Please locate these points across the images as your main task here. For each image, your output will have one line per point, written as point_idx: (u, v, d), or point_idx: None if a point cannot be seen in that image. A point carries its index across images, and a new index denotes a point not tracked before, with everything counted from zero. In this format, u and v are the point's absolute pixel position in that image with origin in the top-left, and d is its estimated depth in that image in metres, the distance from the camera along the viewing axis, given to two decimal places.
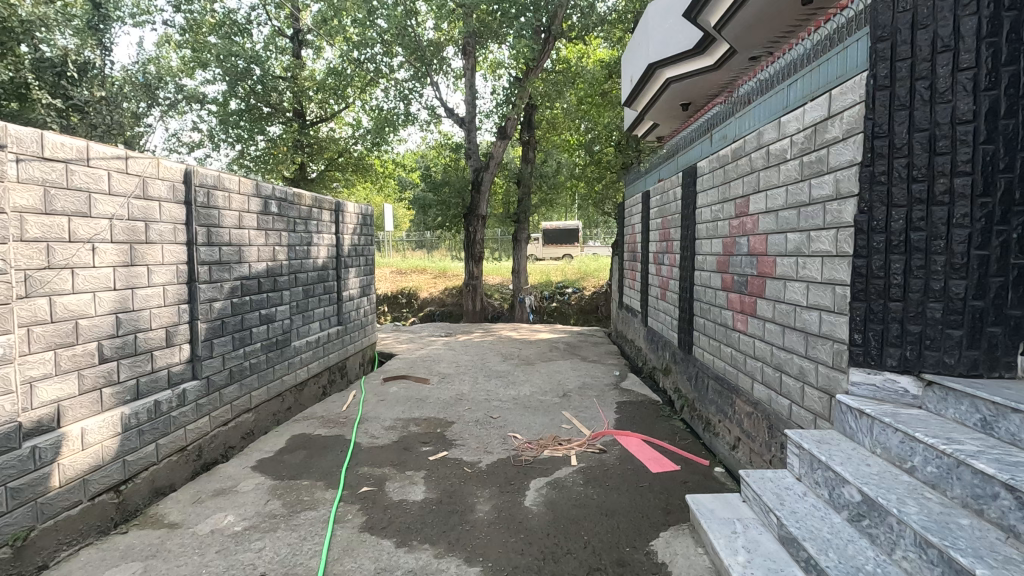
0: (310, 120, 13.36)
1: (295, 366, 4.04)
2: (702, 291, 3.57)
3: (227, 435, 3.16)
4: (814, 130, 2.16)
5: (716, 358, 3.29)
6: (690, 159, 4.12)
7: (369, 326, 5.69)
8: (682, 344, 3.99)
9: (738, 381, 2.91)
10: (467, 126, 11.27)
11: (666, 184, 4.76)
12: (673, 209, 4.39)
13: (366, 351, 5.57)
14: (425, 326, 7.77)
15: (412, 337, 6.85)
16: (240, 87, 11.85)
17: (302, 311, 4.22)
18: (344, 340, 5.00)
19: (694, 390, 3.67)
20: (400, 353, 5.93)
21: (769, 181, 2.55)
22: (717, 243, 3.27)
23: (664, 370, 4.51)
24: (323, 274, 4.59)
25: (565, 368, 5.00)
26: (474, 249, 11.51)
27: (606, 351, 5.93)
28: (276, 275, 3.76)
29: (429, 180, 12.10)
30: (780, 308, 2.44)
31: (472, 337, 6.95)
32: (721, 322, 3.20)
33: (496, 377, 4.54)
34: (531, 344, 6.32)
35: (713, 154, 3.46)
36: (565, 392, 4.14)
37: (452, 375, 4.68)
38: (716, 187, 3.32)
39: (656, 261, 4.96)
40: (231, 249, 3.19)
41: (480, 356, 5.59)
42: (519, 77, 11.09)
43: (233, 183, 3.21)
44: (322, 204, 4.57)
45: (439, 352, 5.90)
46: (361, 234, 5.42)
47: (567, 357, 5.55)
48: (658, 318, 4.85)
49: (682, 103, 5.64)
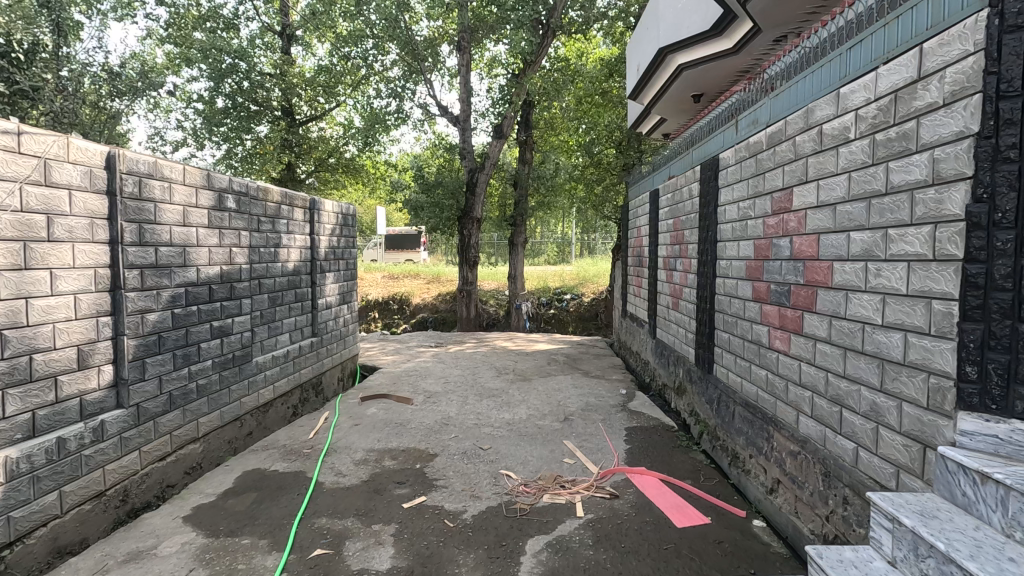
0: (300, 119, 12.89)
1: (257, 386, 3.52)
2: (726, 302, 3.08)
3: (165, 471, 2.65)
4: (894, 99, 1.67)
5: (744, 381, 2.81)
6: (708, 152, 3.64)
7: (349, 338, 5.18)
8: (700, 361, 3.51)
9: (776, 411, 2.43)
10: (462, 125, 10.81)
11: (678, 181, 4.29)
12: (688, 208, 3.91)
13: (345, 366, 5.06)
14: (415, 335, 7.26)
15: (400, 348, 6.33)
16: (224, 83, 11.39)
17: (268, 323, 3.72)
18: (319, 355, 4.49)
19: (716, 415, 3.19)
20: (384, 366, 5.42)
21: (823, 168, 2.06)
22: (748, 246, 2.79)
23: (677, 389, 4.01)
24: (294, 279, 4.09)
25: (565, 385, 4.50)
26: (469, 252, 11.00)
27: (609, 364, 5.44)
28: (233, 281, 3.25)
29: (421, 181, 11.63)
30: (838, 325, 1.96)
31: (464, 348, 6.44)
32: (752, 338, 2.72)
33: (489, 397, 4.03)
34: (528, 356, 5.82)
35: (740, 143, 2.98)
36: (566, 415, 3.63)
37: (439, 393, 4.18)
38: (746, 181, 2.83)
39: (667, 267, 4.48)
40: (171, 251, 2.68)
41: (472, 370, 5.08)
42: (517, 74, 10.66)
43: (174, 172, 2.72)
44: (293, 201, 4.07)
45: (427, 365, 5.40)
46: (341, 235, 4.93)
47: (567, 372, 5.05)
48: (669, 331, 4.36)
49: (694, 94, 5.19)
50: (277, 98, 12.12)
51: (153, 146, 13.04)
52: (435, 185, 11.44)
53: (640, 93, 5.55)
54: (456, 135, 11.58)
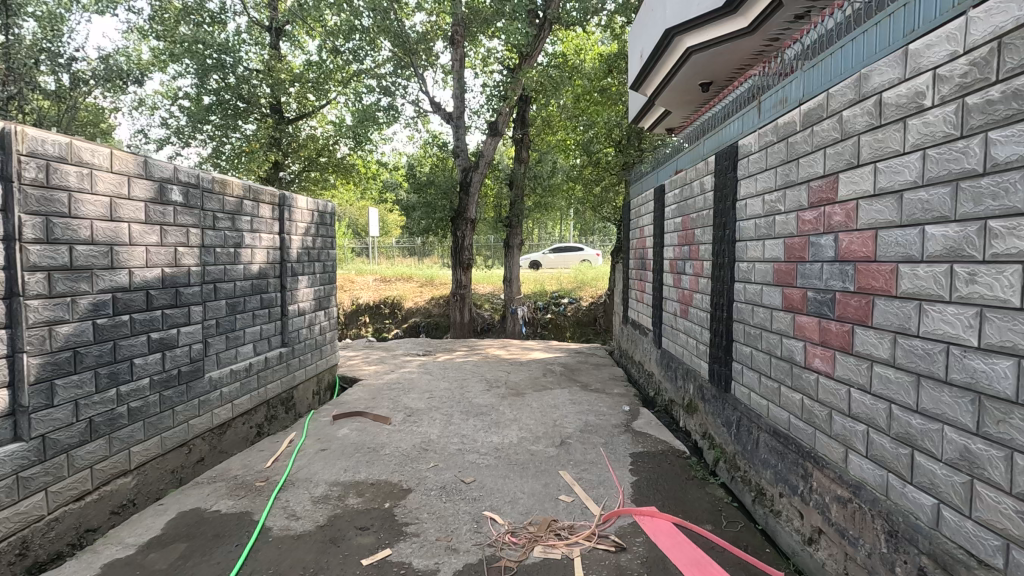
0: (289, 116, 12.49)
1: (210, 405, 3.09)
2: (748, 311, 2.66)
3: (84, 513, 2.22)
4: (996, 48, 1.26)
5: (772, 404, 2.39)
6: (723, 141, 3.23)
7: (326, 348, 4.74)
8: (714, 377, 3.09)
9: (816, 444, 2.01)
10: (454, 122, 10.43)
11: (685, 175, 3.89)
12: (700, 204, 3.49)
13: (320, 379, 4.63)
14: (402, 342, 6.83)
15: (385, 357, 5.91)
16: (209, 79, 10.98)
17: (227, 332, 3.29)
18: (289, 367, 4.06)
19: (735, 441, 2.77)
20: (365, 378, 4.99)
21: (885, 147, 1.65)
22: (777, 246, 2.37)
23: (687, 408, 3.59)
24: (259, 283, 3.66)
25: (562, 400, 4.07)
26: (462, 255, 10.58)
27: (610, 376, 5.02)
28: (180, 285, 2.82)
29: (413, 180, 11.23)
30: (907, 344, 1.54)
31: (454, 356, 6.02)
32: (782, 354, 2.30)
33: (476, 415, 3.61)
34: (522, 366, 5.40)
35: (766, 126, 2.56)
36: (563, 438, 3.21)
37: (421, 411, 3.76)
38: (773, 169, 2.42)
39: (674, 270, 4.06)
40: (92, 250, 2.25)
41: (460, 382, 4.66)
42: (512, 69, 10.28)
43: (98, 157, 2.29)
44: (258, 196, 3.65)
45: (411, 377, 4.97)
46: (316, 235, 4.52)
47: (564, 384, 4.63)
48: (677, 341, 3.94)
49: (702, 83, 4.79)
50: (265, 94, 11.74)
51: (137, 144, 12.65)
52: (427, 184, 11.05)
53: (643, 83, 5.15)
54: (449, 134, 11.19)
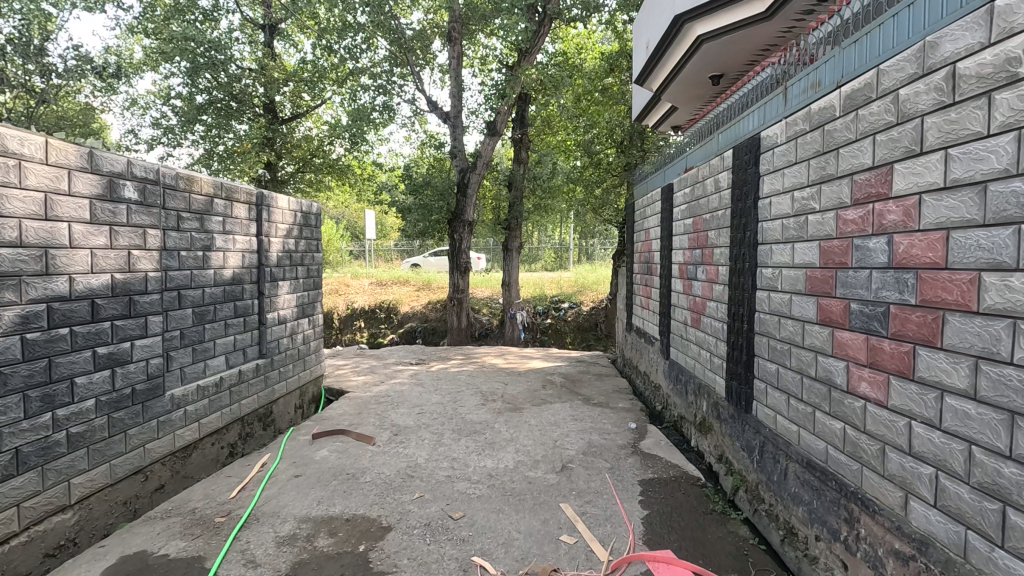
0: (283, 116, 12.23)
1: (172, 426, 2.78)
2: (774, 324, 2.36)
3: (7, 558, 1.91)
4: None
5: (804, 430, 2.09)
6: (742, 132, 2.91)
7: (309, 359, 4.43)
8: (732, 395, 2.78)
9: (865, 483, 1.70)
10: (451, 122, 10.15)
11: (696, 173, 3.59)
12: (713, 204, 3.19)
13: (302, 392, 4.32)
14: (394, 350, 6.53)
15: (375, 366, 5.60)
16: (200, 77, 10.71)
17: (193, 344, 2.98)
18: (267, 380, 3.75)
19: (758, 469, 2.46)
20: (352, 391, 4.68)
21: (960, 129, 1.35)
22: (811, 250, 2.07)
23: (700, 427, 3.28)
24: (232, 289, 3.36)
25: (563, 417, 3.76)
26: (460, 258, 10.29)
27: (614, 388, 4.72)
28: (136, 293, 2.51)
29: (408, 181, 10.92)
30: (997, 372, 1.24)
31: (449, 365, 5.72)
32: (818, 375, 1.99)
33: (468, 435, 3.30)
34: (520, 377, 5.09)
35: (795, 114, 2.25)
36: (564, 463, 2.90)
37: (409, 430, 3.45)
38: (805, 162, 2.12)
39: (683, 276, 3.76)
40: (19, 253, 1.95)
41: (453, 396, 4.34)
42: (511, 67, 9.99)
43: (29, 147, 2.00)
44: (231, 194, 3.35)
45: (402, 389, 4.66)
46: (298, 237, 4.22)
47: (565, 398, 4.31)
48: (687, 354, 3.64)
49: (713, 75, 4.49)
50: (258, 93, 11.48)
51: (129, 145, 12.39)
52: (423, 185, 10.74)
53: (649, 76, 4.86)
54: (446, 134, 10.91)
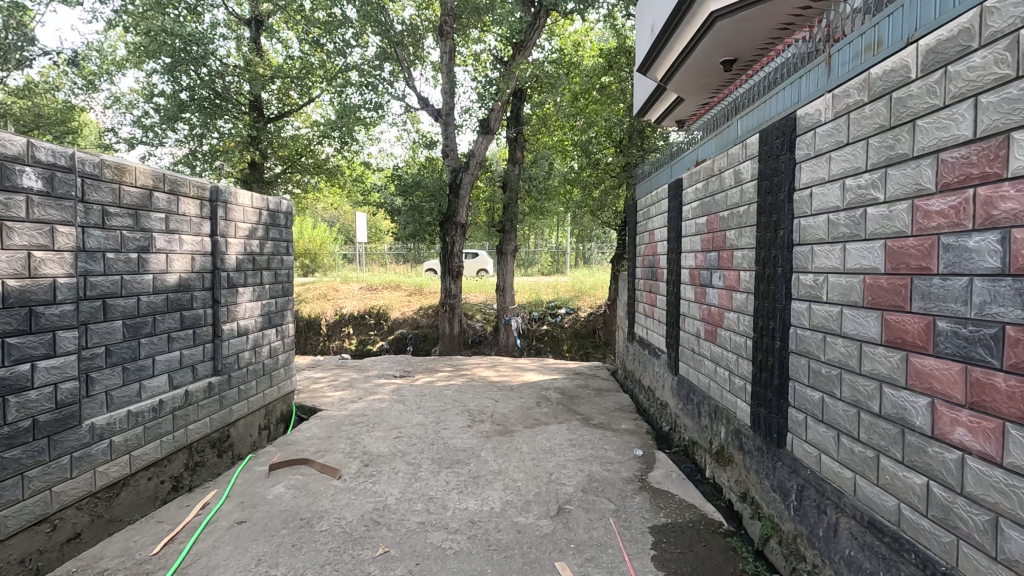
0: (270, 115, 11.81)
1: (94, 463, 2.32)
2: (818, 343, 1.93)
3: None
4: None
5: (864, 479, 1.66)
6: (766, 117, 2.50)
7: (277, 374, 3.98)
8: (759, 424, 2.36)
9: (964, 563, 1.27)
10: (443, 119, 9.72)
11: (710, 166, 3.16)
12: (733, 200, 2.76)
13: (268, 412, 3.87)
14: (378, 361, 6.07)
15: (355, 380, 5.14)
16: (182, 74, 10.30)
17: (123, 363, 2.53)
18: (223, 401, 3.29)
19: (797, 517, 2.02)
20: (326, 409, 4.23)
21: None
22: (871, 251, 1.64)
23: (718, 456, 2.85)
24: (178, 297, 2.92)
25: (559, 443, 3.31)
26: (452, 262, 9.86)
27: (616, 405, 4.28)
28: (37, 304, 2.05)
29: (398, 181, 10.43)
30: None
31: (436, 378, 5.27)
32: (885, 411, 1.56)
33: (449, 466, 2.85)
34: (513, 392, 4.65)
35: (844, 85, 1.82)
36: (560, 504, 2.45)
37: (383, 459, 3.00)
38: (862, 142, 1.69)
39: (695, 283, 3.34)
40: None
41: (437, 416, 3.89)
42: (506, 61, 9.56)
43: None
44: (178, 187, 2.92)
45: (381, 407, 4.21)
46: (263, 238, 3.77)
47: (561, 418, 3.87)
48: (700, 370, 3.22)
49: (726, 60, 4.08)
50: (244, 91, 11.07)
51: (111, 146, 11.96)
52: (413, 186, 10.21)
53: (655, 62, 4.45)
54: (438, 133, 10.50)
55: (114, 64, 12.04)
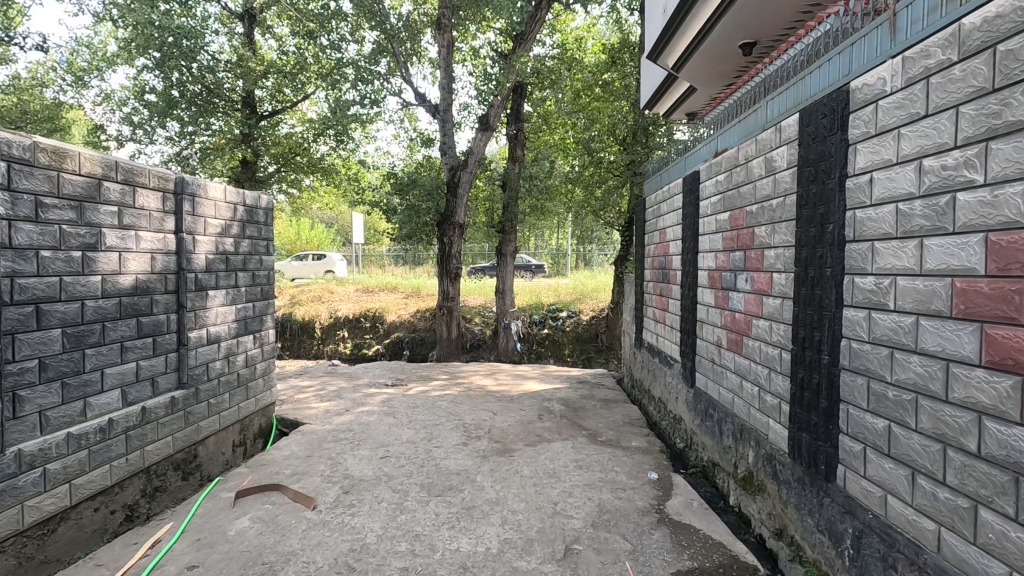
0: (264, 112, 11.49)
1: (22, 496, 1.99)
2: (883, 360, 1.59)
3: None
4: None
5: (953, 535, 1.32)
6: (803, 95, 2.15)
7: (255, 386, 3.65)
8: (799, 451, 2.02)
9: None
10: (441, 115, 9.40)
11: (733, 156, 2.82)
12: (764, 192, 2.43)
13: (244, 427, 3.53)
14: (369, 369, 5.73)
15: (343, 389, 4.80)
16: (173, 69, 10.00)
17: (63, 378, 2.19)
18: (190, 418, 2.95)
19: (854, 569, 1.68)
20: (309, 423, 3.89)
21: None
22: (965, 247, 1.31)
23: (746, 482, 2.52)
24: (135, 301, 2.59)
25: (564, 465, 2.96)
26: (450, 264, 9.53)
27: (625, 418, 3.94)
28: None
29: (394, 180, 10.07)
30: None
31: (430, 387, 4.93)
32: (989, 452, 1.22)
33: (439, 495, 2.52)
34: (513, 403, 4.31)
35: (919, 45, 1.48)
36: (567, 543, 2.11)
37: (366, 485, 2.66)
38: (951, 110, 1.35)
39: (716, 286, 3.00)
40: None
41: (429, 431, 3.55)
42: (506, 54, 9.21)
43: None
44: (134, 176, 2.58)
45: (370, 421, 3.87)
46: (239, 236, 3.44)
47: (566, 435, 3.53)
48: (721, 383, 2.90)
49: (746, 43, 3.75)
50: (237, 88, 10.77)
51: (101, 144, 11.67)
52: (409, 185, 9.87)
53: (668, 47, 4.12)
54: (435, 130, 10.19)
55: (105, 61, 11.71)
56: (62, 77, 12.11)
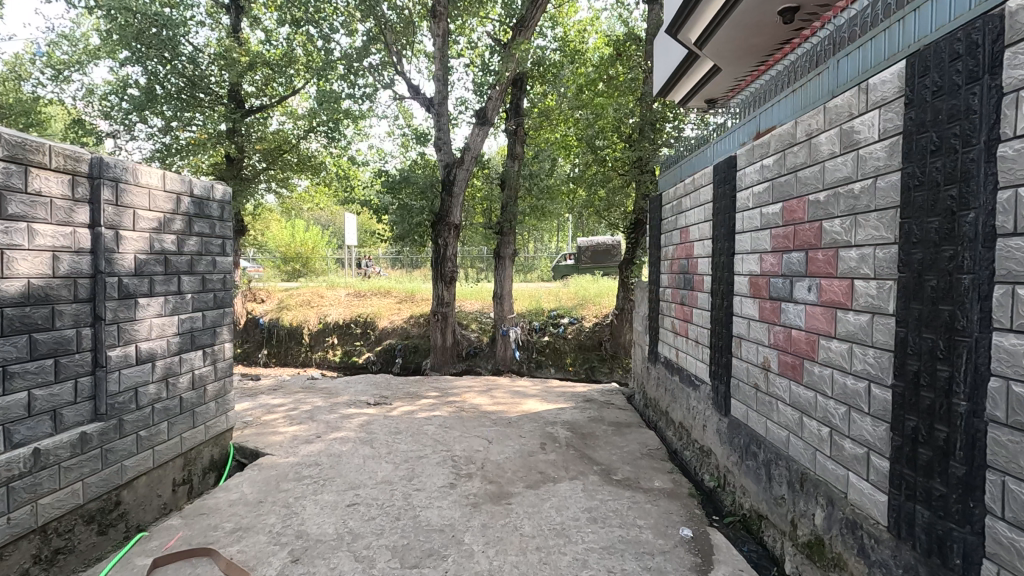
0: (250, 106, 10.92)
1: None
2: None
3: None
4: None
5: None
6: (904, 40, 1.58)
7: (204, 412, 3.07)
8: (909, 529, 1.45)
9: None
10: (435, 109, 8.84)
11: (787, 134, 2.25)
12: (838, 175, 1.86)
13: (189, 461, 2.95)
14: (351, 384, 5.14)
15: (318, 409, 4.22)
16: (153, 60, 9.45)
17: None
18: (109, 457, 2.38)
19: None
20: (272, 452, 3.31)
21: None
22: None
23: (812, 549, 1.95)
24: (22, 312, 2.00)
25: (574, 517, 2.39)
26: (445, 267, 8.96)
27: (643, 449, 3.36)
28: None
29: (385, 178, 9.49)
30: None
31: (417, 407, 4.35)
32: None
33: (415, 567, 1.95)
34: (511, 428, 3.73)
35: None
36: None
37: (323, 549, 2.08)
38: None
39: (763, 296, 2.43)
40: None
41: (410, 468, 2.97)
42: (506, 43, 8.65)
43: None
44: (22, 151, 2.01)
45: (342, 451, 3.28)
46: (182, 232, 2.87)
47: (574, 472, 2.94)
48: (771, 417, 2.34)
49: (787, 8, 3.19)
50: (222, 80, 10.21)
51: (81, 140, 11.13)
52: (400, 183, 9.28)
53: (692, 18, 3.56)
54: (430, 125, 9.65)
55: (86, 54, 11.18)
56: (42, 71, 11.59)
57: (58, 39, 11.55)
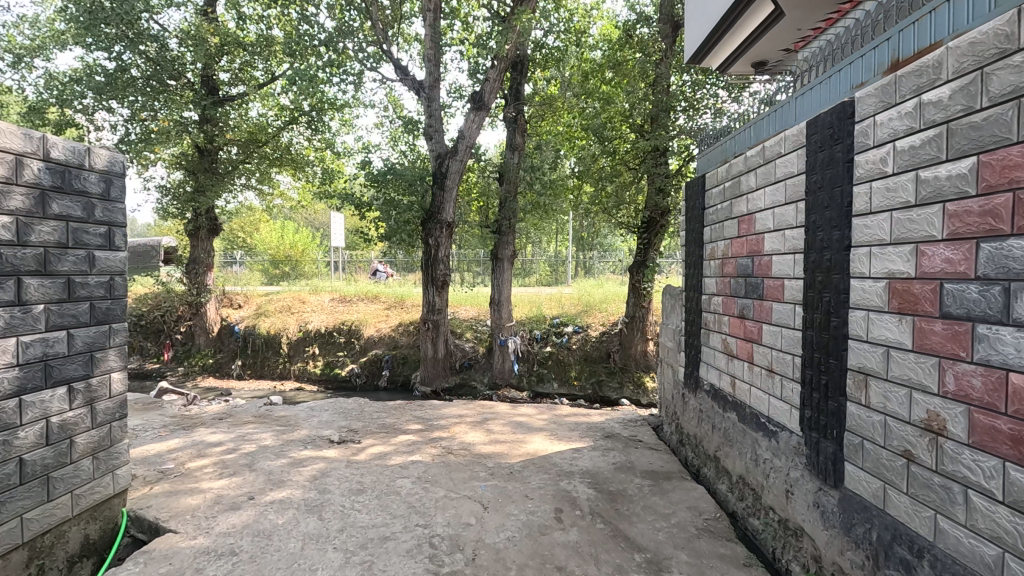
0: (225, 93, 9.94)
1: None
2: None
3: None
4: None
5: None
6: None
7: (71, 476, 2.12)
8: None
9: None
10: (426, 93, 7.88)
11: (995, 38, 1.30)
12: None
13: (39, 552, 2.00)
14: (314, 414, 4.18)
15: (262, 452, 3.25)
16: (111, 39, 8.45)
17: None
18: None
19: None
20: (177, 526, 2.35)
21: None
22: None
23: None
24: None
25: None
26: (436, 269, 8.00)
27: (699, 522, 2.40)
28: None
29: (370, 171, 8.51)
30: None
31: (392, 447, 3.39)
32: None
33: None
34: (514, 484, 2.77)
35: None
36: None
37: None
38: None
39: (926, 311, 1.51)
40: None
41: (367, 561, 2.02)
42: (504, 18, 7.69)
43: None
44: None
45: (276, 526, 2.31)
46: (27, 212, 1.93)
47: (608, 568, 2.00)
48: (951, 516, 1.41)
49: None
50: (192, 62, 9.20)
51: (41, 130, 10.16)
52: (386, 176, 8.30)
53: None
54: (420, 113, 8.69)
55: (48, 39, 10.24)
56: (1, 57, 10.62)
57: (19, 22, 10.59)
